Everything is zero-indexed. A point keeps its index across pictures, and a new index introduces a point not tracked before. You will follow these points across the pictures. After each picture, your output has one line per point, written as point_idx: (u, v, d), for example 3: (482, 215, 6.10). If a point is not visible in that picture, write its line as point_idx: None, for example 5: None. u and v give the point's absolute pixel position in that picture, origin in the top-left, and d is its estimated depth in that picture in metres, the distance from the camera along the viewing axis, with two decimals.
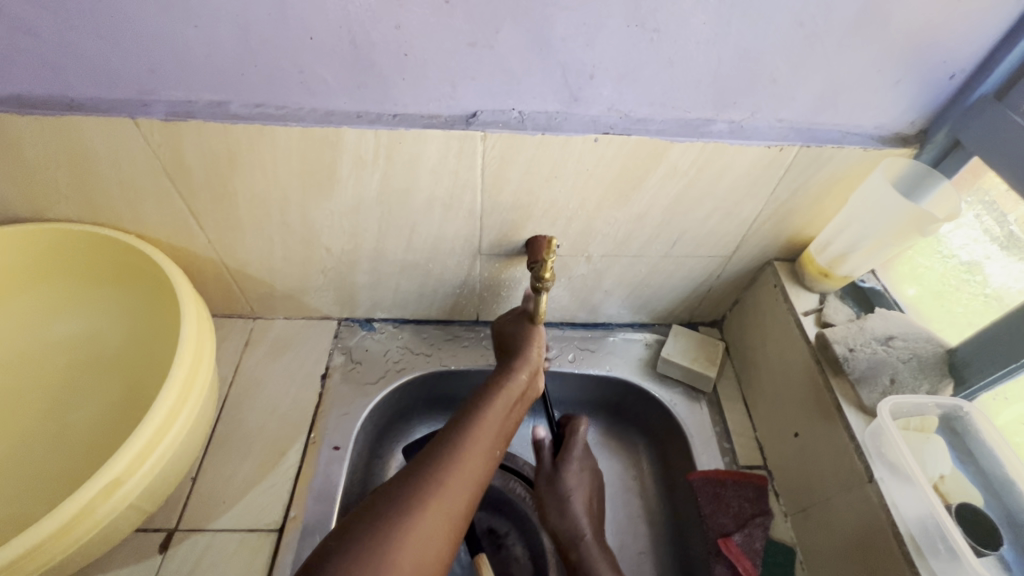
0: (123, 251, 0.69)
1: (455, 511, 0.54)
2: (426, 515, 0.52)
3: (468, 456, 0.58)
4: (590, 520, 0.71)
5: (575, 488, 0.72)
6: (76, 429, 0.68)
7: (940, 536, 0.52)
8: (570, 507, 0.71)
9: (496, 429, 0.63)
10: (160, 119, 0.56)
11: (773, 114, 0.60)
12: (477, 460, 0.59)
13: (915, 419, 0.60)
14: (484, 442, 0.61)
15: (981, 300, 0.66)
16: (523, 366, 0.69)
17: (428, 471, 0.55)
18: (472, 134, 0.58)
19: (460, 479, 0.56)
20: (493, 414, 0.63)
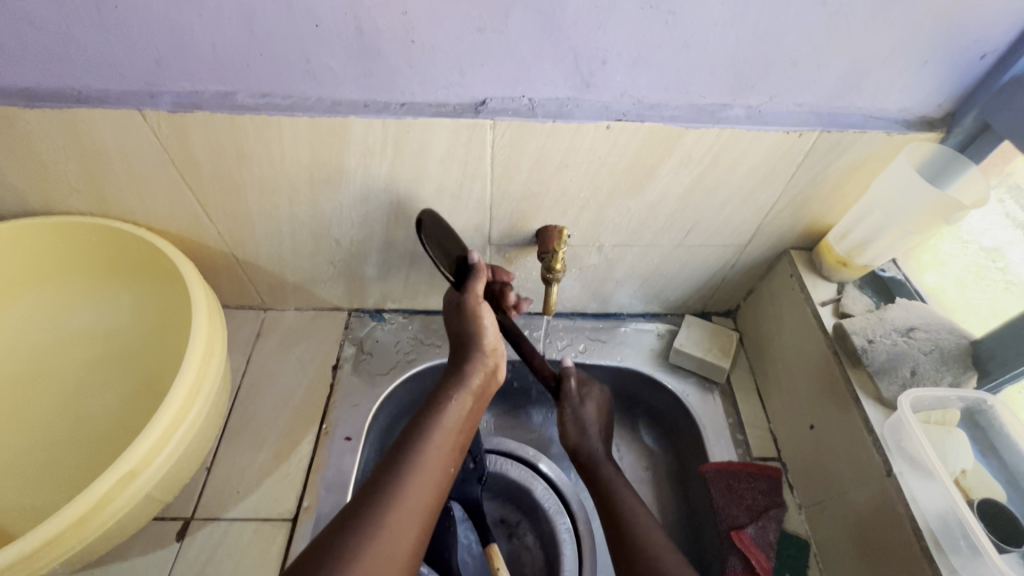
0: (134, 243, 0.69)
1: (409, 537, 0.51)
2: (378, 547, 0.48)
3: (421, 477, 0.54)
4: (601, 436, 0.72)
5: (585, 411, 0.72)
6: (93, 420, 0.69)
7: (961, 532, 0.51)
8: (582, 424, 0.72)
9: (447, 443, 0.58)
10: (166, 111, 0.55)
11: (792, 98, 0.58)
12: (430, 478, 0.55)
13: (936, 412, 0.58)
14: (436, 460, 0.56)
15: (1002, 287, 0.65)
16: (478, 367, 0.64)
17: (376, 500, 0.51)
18: (482, 122, 0.57)
19: (411, 505, 0.52)
20: (443, 430, 0.58)
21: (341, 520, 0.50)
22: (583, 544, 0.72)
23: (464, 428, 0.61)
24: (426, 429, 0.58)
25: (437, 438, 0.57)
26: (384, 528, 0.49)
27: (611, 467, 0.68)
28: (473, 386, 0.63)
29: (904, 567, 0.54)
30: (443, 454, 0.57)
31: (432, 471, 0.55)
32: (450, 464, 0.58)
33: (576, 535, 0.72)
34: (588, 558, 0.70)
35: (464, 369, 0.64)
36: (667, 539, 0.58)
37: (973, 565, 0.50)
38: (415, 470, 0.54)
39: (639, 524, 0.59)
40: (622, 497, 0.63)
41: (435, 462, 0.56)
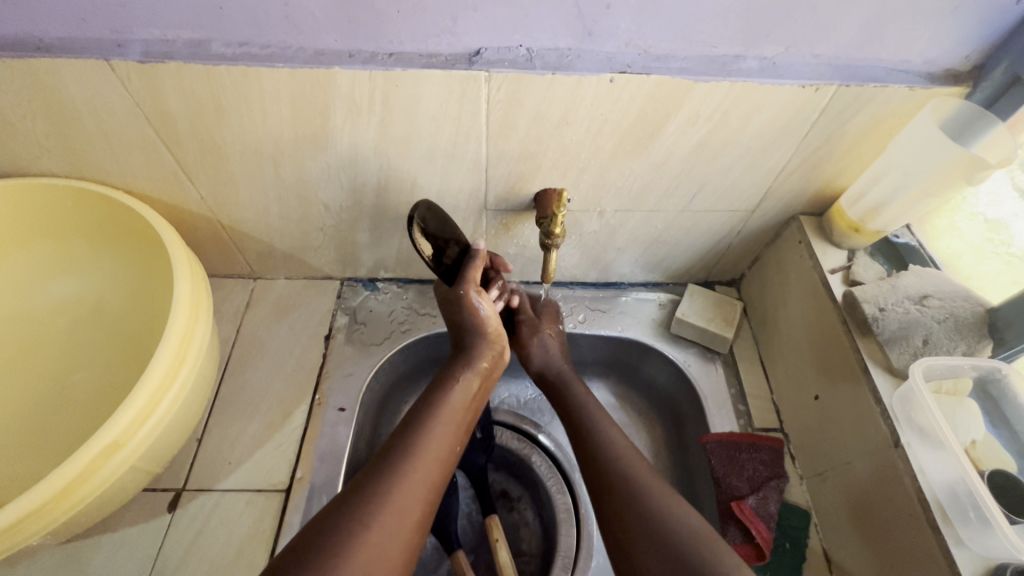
0: (113, 207, 0.66)
1: (410, 522, 0.48)
2: (375, 531, 0.46)
3: (423, 459, 0.52)
4: (566, 359, 0.72)
5: (545, 338, 0.73)
6: (78, 390, 0.67)
7: (971, 503, 0.49)
8: (546, 354, 0.72)
9: (452, 426, 0.56)
10: (135, 61, 0.51)
11: (810, 48, 0.54)
12: (435, 461, 0.52)
13: (948, 381, 0.56)
14: (441, 444, 0.54)
15: (1004, 259, 0.65)
16: (481, 353, 0.62)
17: (376, 482, 0.49)
18: (476, 74, 0.53)
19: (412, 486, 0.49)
20: (447, 411, 0.57)
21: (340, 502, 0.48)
22: (582, 522, 0.70)
23: (470, 412, 0.59)
24: (430, 411, 0.56)
25: (441, 420, 0.55)
26: (384, 512, 0.47)
27: (578, 385, 0.69)
28: (479, 369, 0.61)
29: (909, 541, 0.53)
30: (449, 438, 0.55)
31: (436, 455, 0.53)
32: (456, 448, 0.56)
33: (576, 512, 0.71)
34: (586, 536, 0.69)
35: (469, 354, 0.62)
36: (638, 456, 0.59)
37: (981, 536, 0.48)
38: (419, 450, 0.52)
39: (611, 443, 0.60)
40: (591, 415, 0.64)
41: (439, 444, 0.54)
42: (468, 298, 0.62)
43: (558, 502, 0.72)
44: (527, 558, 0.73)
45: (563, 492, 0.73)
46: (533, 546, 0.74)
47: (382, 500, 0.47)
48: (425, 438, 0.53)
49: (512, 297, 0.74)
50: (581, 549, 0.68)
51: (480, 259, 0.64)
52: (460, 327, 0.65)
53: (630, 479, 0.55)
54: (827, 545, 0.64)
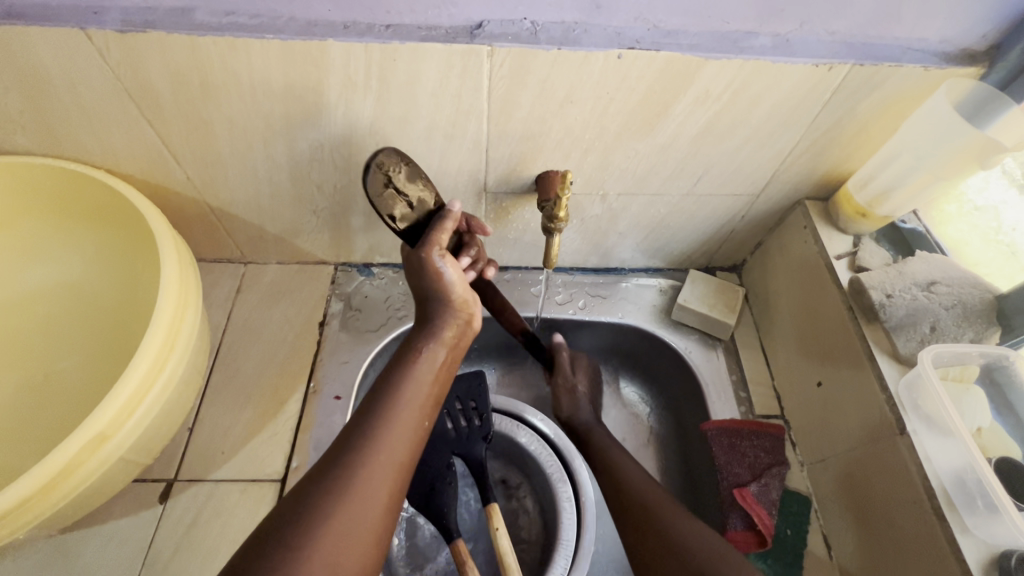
0: (96, 189, 0.63)
1: (377, 506, 0.46)
2: (338, 519, 0.44)
3: (385, 439, 0.49)
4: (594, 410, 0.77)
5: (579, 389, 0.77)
6: (63, 379, 0.65)
7: (979, 491, 0.49)
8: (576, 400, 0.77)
9: (418, 401, 0.53)
10: (114, 30, 0.48)
11: (825, 25, 0.52)
12: (398, 440, 0.50)
13: (956, 368, 0.56)
14: (403, 421, 0.51)
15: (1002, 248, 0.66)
16: (447, 321, 0.58)
17: (338, 467, 0.46)
18: (478, 48, 0.50)
19: (371, 469, 0.47)
20: (411, 385, 0.53)
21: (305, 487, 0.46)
22: (582, 510, 0.69)
23: (439, 382, 0.56)
24: (393, 387, 0.53)
25: (405, 396, 0.52)
26: (347, 499, 0.45)
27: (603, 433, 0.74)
28: (444, 340, 0.57)
29: (910, 529, 0.53)
30: (413, 413, 0.52)
31: (398, 432, 0.50)
32: (423, 423, 0.53)
33: (576, 499, 0.71)
34: (587, 525, 0.68)
35: (432, 324, 0.58)
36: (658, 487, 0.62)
37: (988, 523, 0.48)
38: (380, 430, 0.49)
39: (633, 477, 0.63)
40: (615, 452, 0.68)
41: (402, 421, 0.51)
42: (432, 261, 0.55)
43: (559, 492, 0.71)
44: (526, 546, 0.73)
45: (563, 480, 0.72)
46: (532, 534, 0.73)
47: (345, 484, 0.46)
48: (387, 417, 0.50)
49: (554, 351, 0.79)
50: (582, 537, 0.67)
51: (451, 220, 0.56)
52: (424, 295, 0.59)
53: (654, 506, 0.58)
54: (826, 531, 0.64)
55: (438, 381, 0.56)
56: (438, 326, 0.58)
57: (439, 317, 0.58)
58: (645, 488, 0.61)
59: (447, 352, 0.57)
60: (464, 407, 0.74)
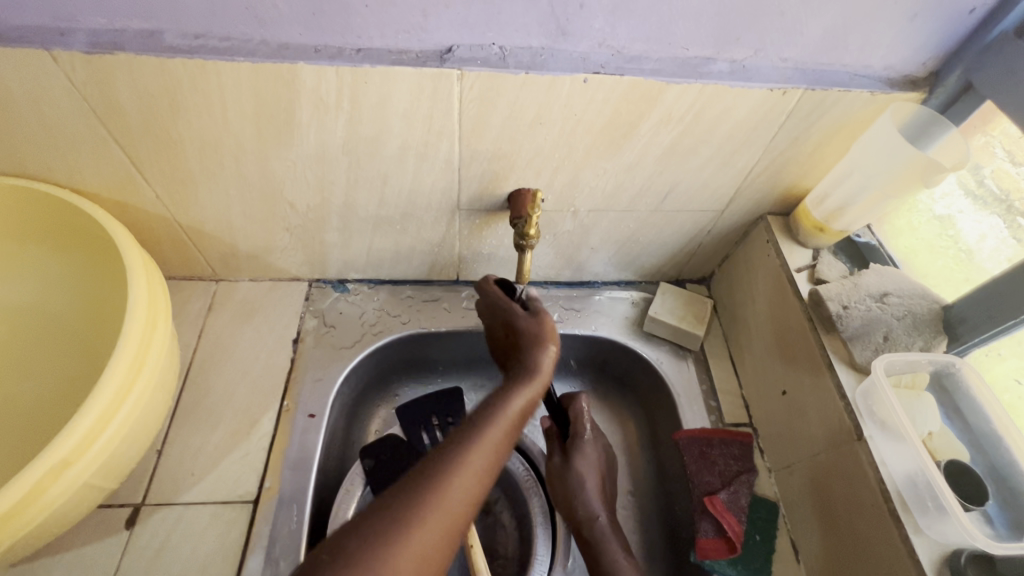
0: (62, 209, 0.61)
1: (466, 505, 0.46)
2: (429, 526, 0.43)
3: (465, 472, 0.47)
4: (602, 499, 0.68)
5: (578, 471, 0.69)
6: (24, 402, 0.63)
7: (929, 493, 0.52)
8: (580, 488, 0.68)
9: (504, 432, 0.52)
10: (80, 51, 0.48)
11: (777, 52, 0.55)
12: (477, 481, 0.47)
13: (907, 376, 0.59)
14: (484, 462, 0.49)
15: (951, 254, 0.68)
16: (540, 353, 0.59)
17: (441, 462, 0.47)
18: (448, 72, 0.52)
19: (474, 471, 0.47)
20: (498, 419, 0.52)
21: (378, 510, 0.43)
22: (558, 524, 0.70)
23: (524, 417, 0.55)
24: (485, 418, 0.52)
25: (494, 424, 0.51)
26: (448, 489, 0.45)
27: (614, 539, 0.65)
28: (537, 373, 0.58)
29: (869, 534, 0.55)
30: (499, 448, 0.50)
31: (480, 472, 0.48)
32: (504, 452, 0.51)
33: (552, 514, 0.71)
34: (561, 539, 0.69)
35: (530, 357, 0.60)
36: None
37: (939, 524, 0.51)
38: (463, 465, 0.47)
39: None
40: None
41: (487, 460, 0.49)
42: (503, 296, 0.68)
43: (535, 507, 0.72)
44: (503, 562, 0.73)
45: (539, 495, 0.73)
46: (509, 549, 0.73)
47: (423, 519, 0.43)
48: (473, 451, 0.48)
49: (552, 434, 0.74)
50: (557, 551, 0.68)
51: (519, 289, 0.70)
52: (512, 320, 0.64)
53: None
54: (794, 537, 0.66)
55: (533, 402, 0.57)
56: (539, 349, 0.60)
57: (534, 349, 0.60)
58: None
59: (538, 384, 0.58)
60: (441, 421, 0.77)
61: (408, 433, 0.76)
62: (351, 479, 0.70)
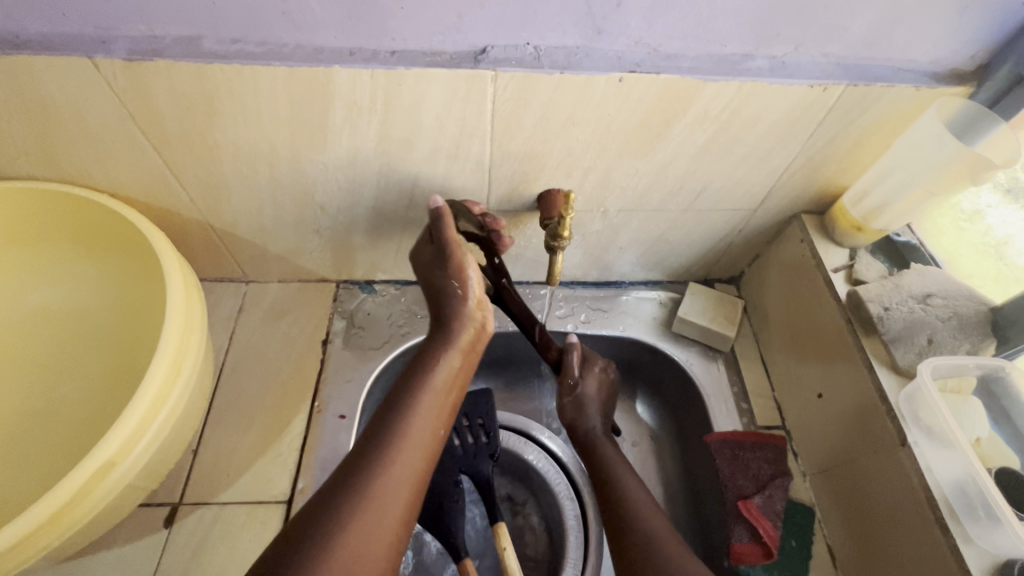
0: (100, 213, 0.63)
1: (399, 490, 0.49)
2: (365, 516, 0.47)
3: (395, 458, 0.50)
4: (601, 414, 0.71)
5: (586, 389, 0.70)
6: (65, 403, 0.65)
7: (981, 502, 0.50)
8: (582, 407, 0.70)
9: (434, 412, 0.54)
10: (121, 59, 0.48)
11: (819, 47, 0.53)
12: (409, 461, 0.51)
13: (953, 380, 0.57)
14: (412, 444, 0.51)
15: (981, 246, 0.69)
16: (462, 323, 0.58)
17: (372, 452, 0.50)
18: (482, 73, 0.51)
19: (404, 460, 0.50)
20: (427, 405, 0.54)
21: (319, 507, 0.47)
22: (589, 526, 0.70)
23: (455, 393, 0.57)
24: (407, 400, 0.54)
25: (421, 407, 0.54)
26: (380, 478, 0.49)
27: (610, 447, 0.68)
28: (458, 345, 0.58)
29: (920, 548, 0.53)
30: (428, 430, 0.53)
31: (411, 453, 0.51)
32: (439, 433, 0.54)
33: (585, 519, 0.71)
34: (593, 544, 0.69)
35: (449, 329, 0.58)
36: (661, 517, 0.59)
37: (991, 534, 0.49)
38: (386, 462, 0.49)
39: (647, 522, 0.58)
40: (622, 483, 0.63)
41: (415, 447, 0.52)
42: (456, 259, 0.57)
43: (566, 510, 0.71)
44: (533, 564, 0.72)
45: (572, 499, 0.72)
46: (538, 551, 0.73)
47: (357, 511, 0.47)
48: (398, 439, 0.51)
49: (565, 351, 0.70)
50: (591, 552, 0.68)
51: (445, 215, 0.58)
52: (440, 293, 0.60)
53: (641, 518, 0.59)
54: (832, 542, 0.65)
55: (459, 370, 0.58)
56: (460, 303, 0.58)
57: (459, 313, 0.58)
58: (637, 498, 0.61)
59: (465, 348, 0.58)
60: (471, 423, 0.74)
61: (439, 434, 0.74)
62: None
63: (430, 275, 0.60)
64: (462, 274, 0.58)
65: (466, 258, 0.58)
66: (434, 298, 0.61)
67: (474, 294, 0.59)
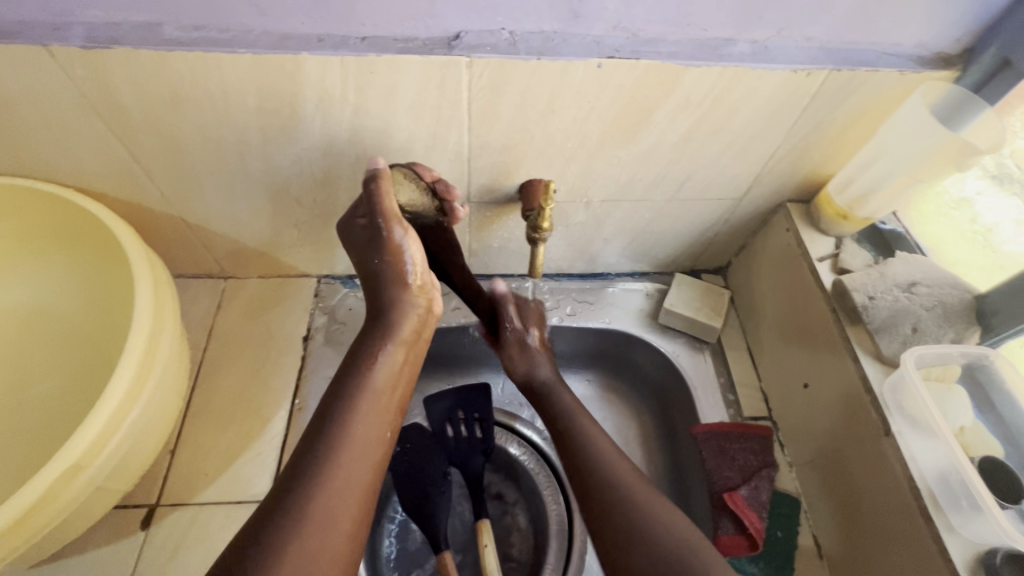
0: (66, 209, 0.61)
1: (348, 502, 0.47)
2: (313, 532, 0.45)
3: (336, 468, 0.48)
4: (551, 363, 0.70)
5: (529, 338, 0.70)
6: (36, 405, 0.63)
7: (963, 491, 0.50)
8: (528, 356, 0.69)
9: (377, 413, 0.52)
10: (77, 46, 0.46)
11: (802, 31, 0.52)
12: (355, 471, 0.49)
13: (937, 368, 0.57)
14: (355, 452, 0.49)
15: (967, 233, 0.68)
16: (402, 314, 0.56)
17: (313, 463, 0.48)
18: (456, 59, 0.50)
19: (347, 469, 0.48)
20: (371, 408, 0.52)
21: (263, 524, 0.45)
22: (574, 536, 0.69)
23: (397, 392, 0.55)
24: (348, 406, 0.51)
25: (361, 410, 0.52)
26: (323, 490, 0.47)
27: (565, 390, 0.67)
28: (400, 338, 0.56)
29: (902, 544, 0.53)
30: (371, 435, 0.51)
31: (355, 462, 0.49)
32: (385, 433, 0.53)
33: (570, 525, 0.69)
34: (576, 554, 0.67)
35: (389, 319, 0.56)
36: (626, 462, 0.57)
37: (973, 523, 0.49)
38: (327, 471, 0.48)
39: (598, 450, 0.58)
40: (580, 426, 0.62)
41: (359, 454, 0.50)
42: (391, 236, 0.54)
43: (552, 514, 0.70)
44: (515, 565, 0.72)
45: (559, 504, 0.71)
46: (523, 553, 0.72)
47: (302, 527, 0.45)
48: (339, 447, 0.49)
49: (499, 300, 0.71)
50: (572, 562, 0.67)
51: (383, 184, 0.53)
52: (377, 278, 0.57)
53: (609, 468, 0.56)
54: (817, 535, 0.64)
55: (403, 368, 0.56)
56: (400, 288, 0.56)
57: (399, 297, 0.56)
58: (598, 446, 0.59)
59: (405, 342, 0.56)
60: (468, 416, 0.74)
61: (434, 425, 0.74)
62: None
63: (365, 256, 0.57)
64: (399, 252, 0.55)
65: (403, 234, 0.54)
66: (370, 283, 0.58)
67: (414, 276, 0.56)
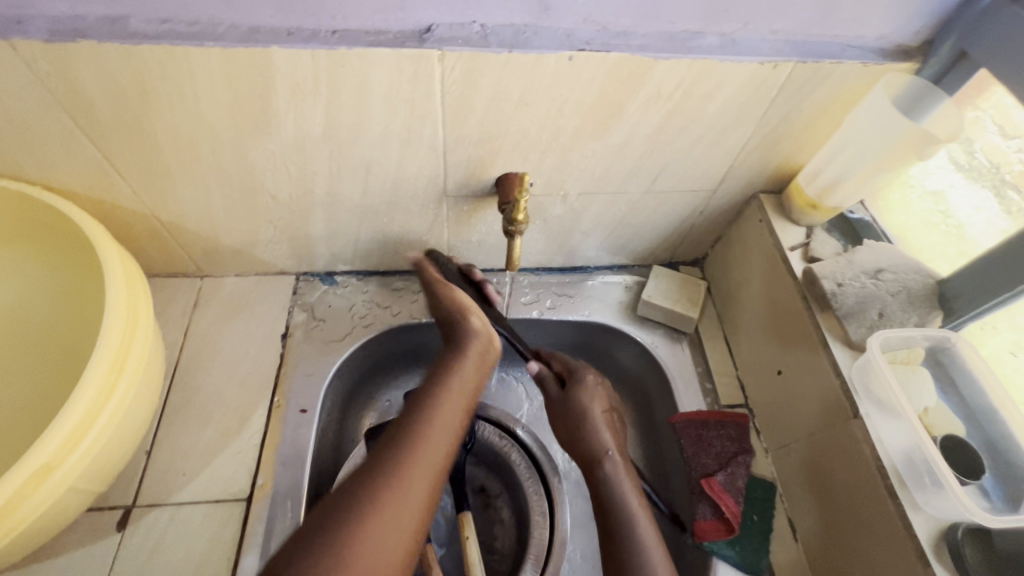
0: (34, 208, 0.60)
1: (426, 482, 0.49)
2: (389, 513, 0.45)
3: (417, 449, 0.50)
4: (612, 432, 0.67)
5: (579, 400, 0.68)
6: (6, 407, 0.62)
7: (926, 469, 0.52)
8: (586, 425, 0.67)
9: (452, 410, 0.56)
10: (40, 40, 0.46)
11: (768, 24, 0.53)
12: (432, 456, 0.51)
13: (902, 352, 0.58)
14: (434, 440, 0.52)
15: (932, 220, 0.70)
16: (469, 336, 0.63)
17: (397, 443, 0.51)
18: (428, 52, 0.50)
19: (427, 454, 0.51)
20: (434, 424, 0.54)
21: (337, 502, 0.46)
22: (555, 526, 0.69)
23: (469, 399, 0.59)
24: (426, 402, 0.56)
25: (439, 406, 0.56)
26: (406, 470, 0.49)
27: (616, 461, 0.64)
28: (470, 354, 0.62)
29: (870, 524, 0.55)
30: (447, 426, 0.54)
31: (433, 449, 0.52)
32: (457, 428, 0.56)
33: (551, 515, 0.70)
34: (557, 543, 0.68)
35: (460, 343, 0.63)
36: (655, 530, 0.58)
37: (936, 500, 0.51)
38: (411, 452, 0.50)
39: (638, 535, 0.57)
40: (627, 506, 0.59)
41: (436, 441, 0.52)
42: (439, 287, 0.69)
43: (534, 506, 0.71)
44: (498, 557, 0.72)
45: (540, 494, 0.72)
46: (506, 545, 0.73)
47: (379, 505, 0.45)
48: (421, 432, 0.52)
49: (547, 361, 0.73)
50: (553, 554, 0.67)
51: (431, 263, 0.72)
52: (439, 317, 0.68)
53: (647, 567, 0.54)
54: (792, 517, 0.66)
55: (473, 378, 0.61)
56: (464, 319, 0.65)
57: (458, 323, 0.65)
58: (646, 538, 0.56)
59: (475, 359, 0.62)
60: None
61: None
62: (354, 457, 0.70)
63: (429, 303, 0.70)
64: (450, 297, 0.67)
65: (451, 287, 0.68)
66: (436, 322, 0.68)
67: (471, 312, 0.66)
